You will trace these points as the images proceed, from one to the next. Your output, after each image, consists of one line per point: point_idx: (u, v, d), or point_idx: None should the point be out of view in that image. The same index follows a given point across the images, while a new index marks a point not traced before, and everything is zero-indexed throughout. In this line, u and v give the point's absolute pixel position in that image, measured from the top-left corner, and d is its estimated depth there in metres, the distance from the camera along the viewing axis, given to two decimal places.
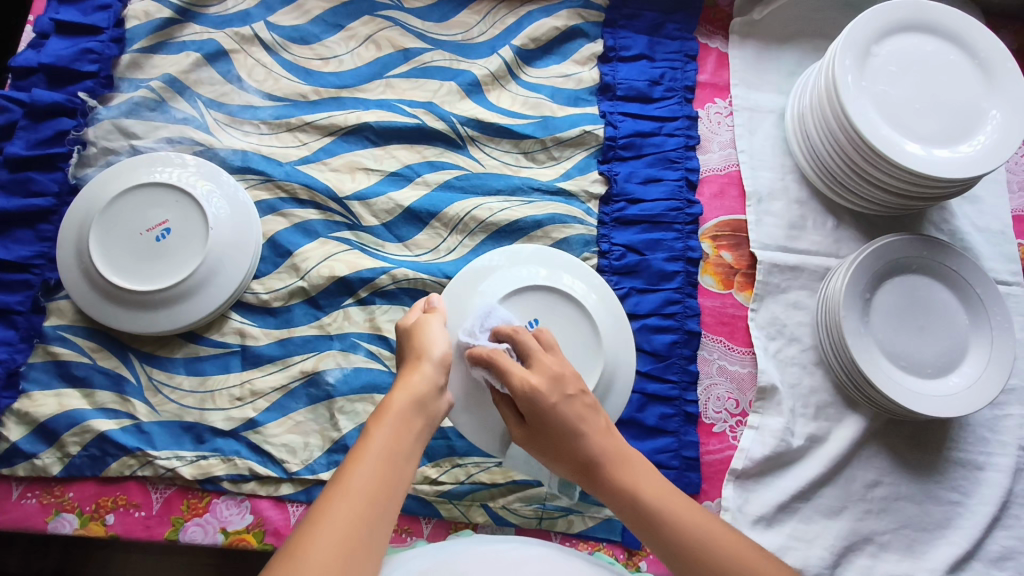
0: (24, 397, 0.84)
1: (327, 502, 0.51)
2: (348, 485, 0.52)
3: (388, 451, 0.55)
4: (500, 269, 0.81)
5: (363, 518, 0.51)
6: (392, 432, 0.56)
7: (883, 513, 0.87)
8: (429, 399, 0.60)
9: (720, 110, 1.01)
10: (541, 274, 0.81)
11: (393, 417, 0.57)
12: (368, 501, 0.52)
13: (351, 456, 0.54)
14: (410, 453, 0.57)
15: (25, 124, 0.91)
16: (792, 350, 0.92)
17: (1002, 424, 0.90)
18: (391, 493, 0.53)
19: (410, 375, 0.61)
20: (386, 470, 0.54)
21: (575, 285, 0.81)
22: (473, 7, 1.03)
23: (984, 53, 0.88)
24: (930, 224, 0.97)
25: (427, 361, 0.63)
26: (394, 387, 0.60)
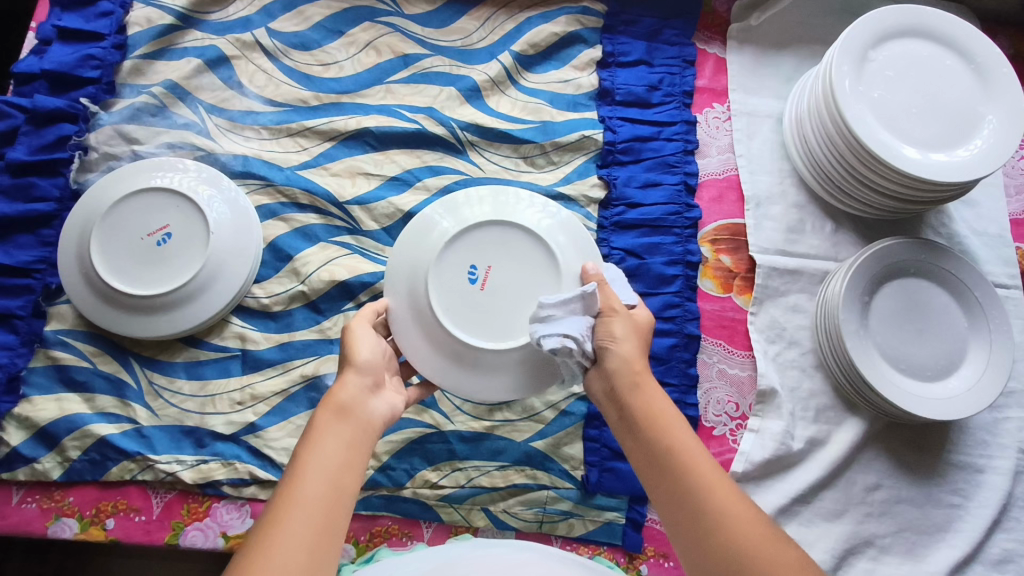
0: (24, 401, 0.84)
1: (265, 528, 0.51)
2: (287, 510, 0.52)
3: (325, 466, 0.56)
4: (489, 199, 0.75)
5: (309, 541, 0.51)
6: (328, 447, 0.58)
7: (884, 516, 0.87)
8: (356, 407, 0.63)
9: (718, 115, 1.02)
10: (487, 211, 0.74)
11: (323, 433, 0.59)
12: (310, 519, 0.52)
13: (287, 479, 0.55)
14: (352, 464, 0.58)
15: (26, 129, 0.91)
16: (791, 354, 0.93)
17: (1002, 427, 0.90)
18: (335, 509, 0.54)
19: (335, 388, 0.64)
20: (326, 482, 0.55)
21: (529, 211, 0.75)
22: (472, 14, 1.04)
23: (979, 58, 0.89)
24: (927, 227, 0.97)
25: (353, 367, 0.66)
26: (320, 405, 0.62)
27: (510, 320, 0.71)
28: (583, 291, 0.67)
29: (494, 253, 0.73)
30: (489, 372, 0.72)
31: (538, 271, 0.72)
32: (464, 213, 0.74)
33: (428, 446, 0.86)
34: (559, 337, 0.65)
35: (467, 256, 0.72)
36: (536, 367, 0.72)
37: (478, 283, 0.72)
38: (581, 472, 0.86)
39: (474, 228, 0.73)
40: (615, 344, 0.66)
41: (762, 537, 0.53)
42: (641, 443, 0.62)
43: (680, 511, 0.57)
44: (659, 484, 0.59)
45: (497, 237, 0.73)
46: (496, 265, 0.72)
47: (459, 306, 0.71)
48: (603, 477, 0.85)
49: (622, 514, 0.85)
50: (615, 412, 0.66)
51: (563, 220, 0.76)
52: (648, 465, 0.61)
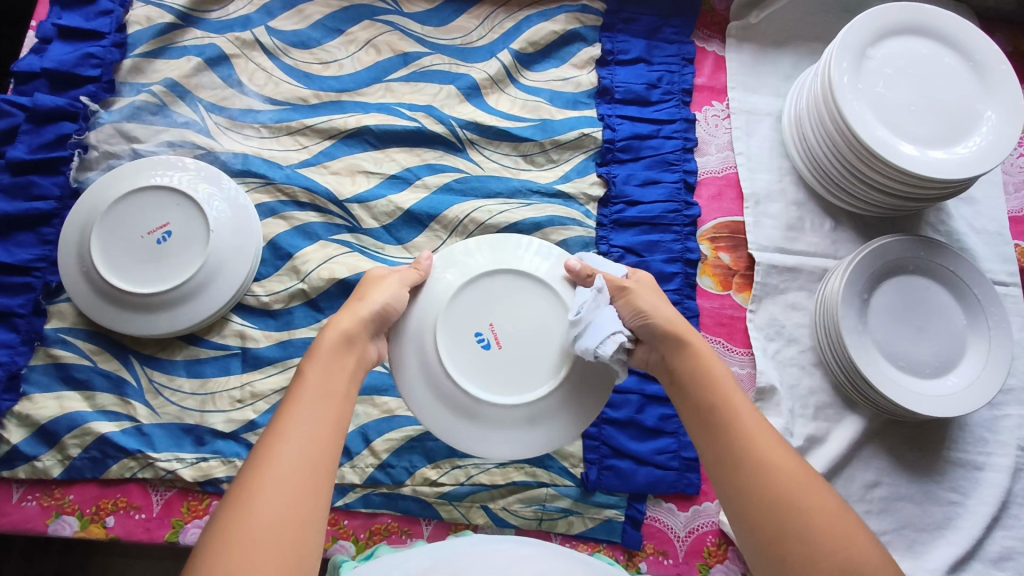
0: (24, 400, 0.84)
1: (269, 442, 0.53)
2: (291, 426, 0.54)
3: (324, 389, 0.58)
4: (490, 250, 0.74)
5: (314, 456, 0.53)
6: (328, 372, 0.60)
7: (882, 513, 0.87)
8: (357, 338, 0.64)
9: (717, 113, 1.02)
10: (492, 262, 0.73)
11: (324, 359, 0.61)
12: (313, 436, 0.54)
13: (290, 399, 0.57)
14: (348, 391, 0.60)
15: (26, 128, 0.91)
16: (790, 351, 0.93)
17: (1001, 424, 0.90)
18: (335, 429, 0.56)
19: (338, 316, 0.65)
20: (325, 406, 0.57)
21: (535, 261, 0.73)
22: (472, 12, 1.04)
23: (978, 56, 0.89)
24: (926, 225, 0.97)
25: (358, 302, 0.67)
26: (321, 331, 0.63)
27: (522, 379, 0.70)
28: (597, 286, 0.68)
29: (502, 310, 0.71)
30: (499, 430, 0.70)
31: (547, 330, 0.70)
32: (468, 263, 0.73)
33: (428, 443, 0.86)
34: (611, 336, 0.66)
35: (475, 312, 0.71)
36: (545, 423, 0.70)
37: (490, 344, 0.70)
38: (580, 470, 0.86)
39: (480, 279, 0.72)
40: (653, 312, 0.68)
41: (805, 486, 0.54)
42: (689, 401, 0.63)
43: (725, 463, 0.58)
44: (705, 438, 0.61)
45: (504, 288, 0.72)
46: (505, 324, 0.71)
47: (469, 365, 0.70)
48: (603, 475, 0.85)
49: (622, 511, 0.85)
50: (665, 374, 0.67)
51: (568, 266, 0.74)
52: (698, 422, 0.62)
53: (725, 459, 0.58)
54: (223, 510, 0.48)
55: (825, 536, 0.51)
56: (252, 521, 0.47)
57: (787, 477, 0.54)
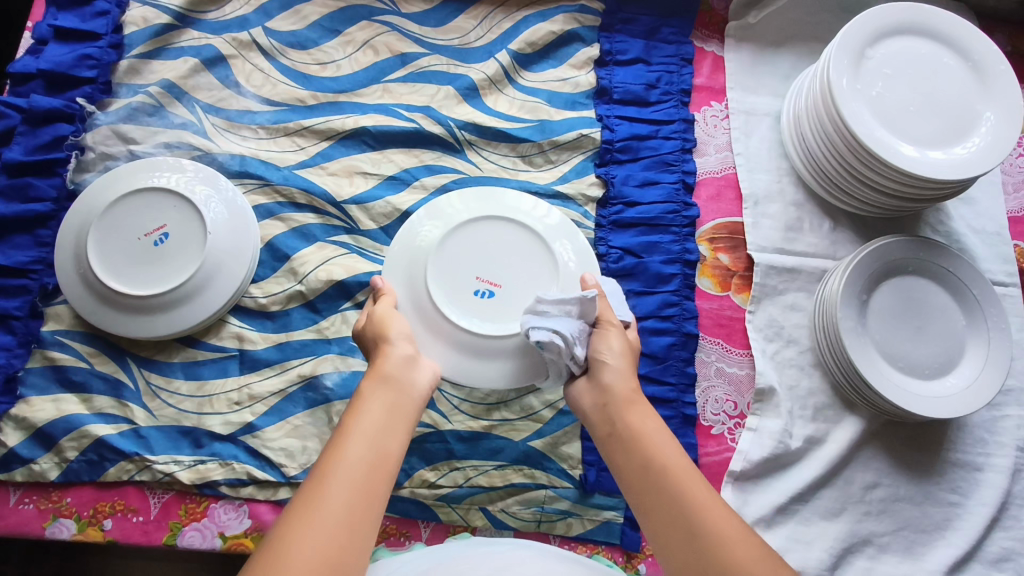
0: (21, 402, 0.84)
1: (314, 485, 0.53)
2: (335, 468, 0.54)
3: (370, 430, 0.58)
4: (485, 200, 0.81)
5: (357, 500, 0.52)
6: (373, 413, 0.59)
7: (881, 514, 0.87)
8: (399, 378, 0.64)
9: (716, 113, 1.01)
10: (480, 211, 0.80)
11: (369, 401, 0.61)
12: (357, 478, 0.54)
13: (335, 440, 0.57)
14: (396, 430, 0.60)
15: (23, 129, 0.91)
16: (789, 352, 0.93)
17: (1000, 425, 0.90)
18: (381, 470, 0.55)
19: (380, 361, 0.65)
20: (371, 448, 0.56)
21: (522, 210, 0.80)
22: (469, 12, 1.03)
23: (977, 56, 0.88)
24: (925, 225, 0.97)
25: (394, 344, 0.67)
26: (364, 376, 0.64)
27: (511, 311, 0.75)
28: (581, 296, 0.68)
29: (490, 253, 0.77)
30: (491, 358, 0.74)
31: (534, 267, 0.77)
32: (456, 211, 0.80)
33: (426, 445, 0.86)
34: (548, 331, 0.67)
35: (464, 253, 0.77)
36: (534, 353, 0.75)
37: (489, 292, 0.75)
38: (579, 472, 0.86)
39: (472, 223, 0.78)
40: (609, 356, 0.68)
41: (751, 551, 0.52)
42: (631, 457, 0.62)
43: (667, 530, 0.56)
44: (647, 497, 0.59)
45: (497, 230, 0.78)
46: (495, 265, 0.77)
47: (460, 299, 0.75)
48: (602, 477, 0.85)
49: (620, 513, 0.85)
50: (605, 426, 0.65)
51: (553, 220, 0.81)
52: (637, 483, 0.60)
53: (666, 526, 0.56)
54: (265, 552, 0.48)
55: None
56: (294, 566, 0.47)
57: (735, 542, 0.53)
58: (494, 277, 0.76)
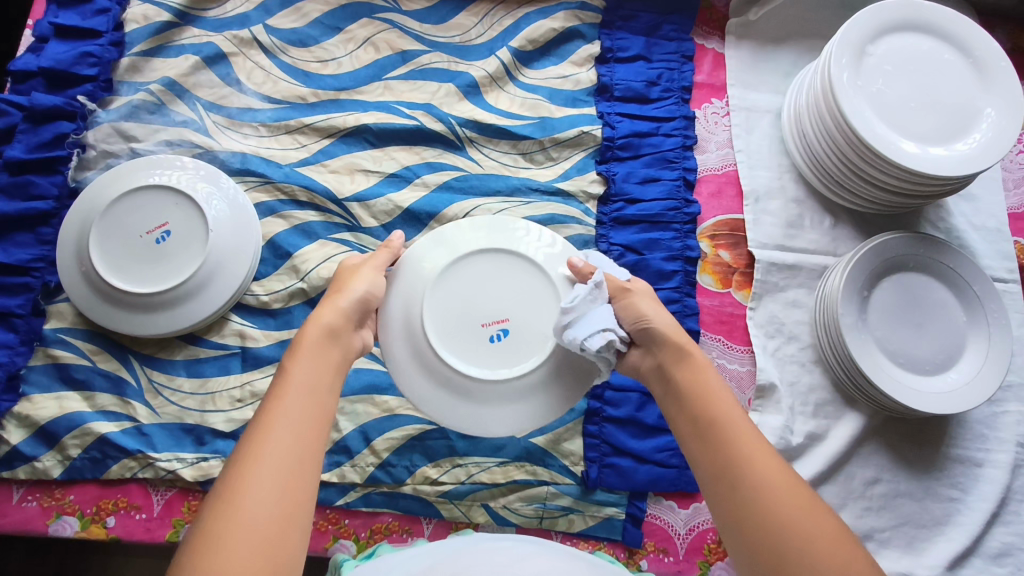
0: (24, 400, 0.84)
1: (256, 437, 0.53)
2: (275, 419, 0.54)
3: (308, 384, 0.58)
4: (485, 231, 0.75)
5: (298, 453, 0.53)
6: (310, 367, 0.60)
7: (882, 510, 0.87)
8: (340, 329, 0.64)
9: (717, 110, 1.02)
10: (476, 241, 0.74)
11: (307, 353, 0.61)
12: (296, 432, 0.55)
13: (275, 392, 0.57)
14: (332, 385, 0.60)
15: (24, 127, 0.91)
16: (790, 349, 0.93)
17: (1000, 421, 0.91)
18: (319, 423, 0.57)
19: (320, 310, 0.65)
20: (310, 399, 0.57)
21: (520, 237, 0.75)
22: (470, 9, 1.03)
23: (978, 52, 0.88)
24: (926, 222, 0.97)
25: (343, 296, 0.67)
26: (303, 325, 0.63)
27: (514, 355, 0.70)
28: (593, 282, 0.67)
29: (489, 289, 0.72)
30: (501, 404, 0.71)
31: (536, 299, 0.72)
32: (457, 242, 0.74)
33: (428, 442, 0.86)
34: (600, 332, 0.66)
35: (463, 292, 0.72)
36: (541, 396, 0.71)
37: (499, 333, 0.71)
38: (581, 468, 0.86)
39: (471, 257, 0.73)
40: (653, 320, 0.68)
41: (804, 507, 0.53)
42: (686, 412, 0.63)
43: (719, 474, 0.58)
44: (700, 449, 0.60)
45: (497, 266, 0.73)
46: (496, 302, 0.72)
47: (463, 344, 0.71)
48: (603, 473, 0.86)
49: (622, 509, 0.85)
50: (660, 384, 0.67)
51: (549, 239, 0.76)
52: (691, 431, 0.62)
53: (717, 470, 0.58)
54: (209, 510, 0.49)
55: (825, 558, 0.50)
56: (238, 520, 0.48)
57: (788, 494, 0.54)
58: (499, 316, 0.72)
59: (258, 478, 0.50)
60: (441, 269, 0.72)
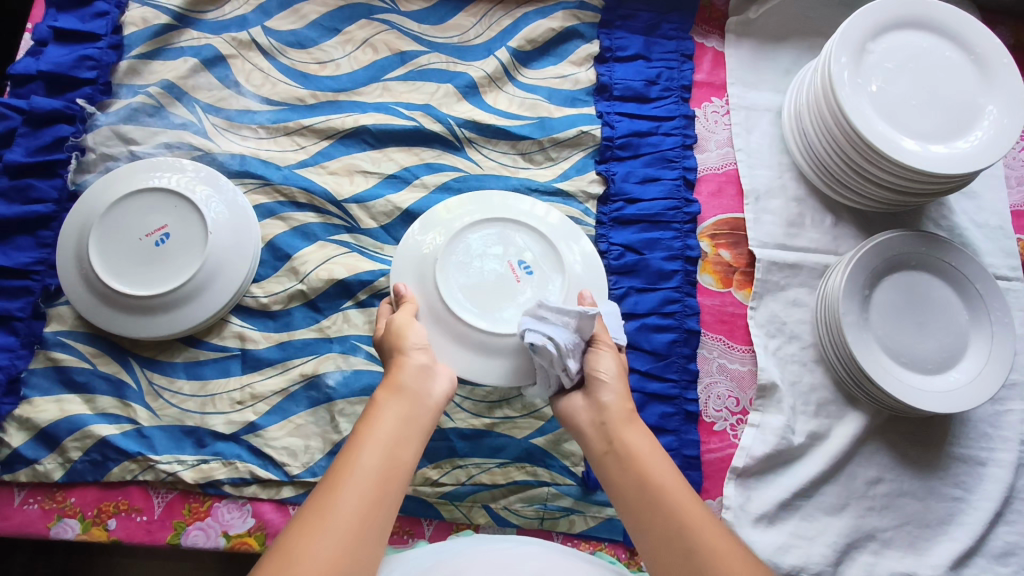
0: (25, 403, 0.84)
1: (326, 492, 0.54)
2: (349, 477, 0.55)
3: (383, 441, 0.58)
4: (484, 205, 0.83)
5: (363, 510, 0.53)
6: (387, 425, 0.60)
7: (885, 510, 0.87)
8: (415, 389, 0.64)
9: (717, 109, 1.01)
10: (482, 211, 0.82)
11: (383, 411, 0.61)
12: (365, 492, 0.54)
13: (351, 445, 0.58)
14: (409, 444, 0.60)
15: (24, 131, 0.91)
16: (791, 348, 0.92)
17: (1003, 420, 0.90)
18: (391, 481, 0.56)
19: (397, 369, 0.65)
20: (386, 458, 0.57)
21: (467, 214, 0.81)
22: (469, 10, 1.03)
23: (979, 48, 0.88)
24: (928, 220, 0.97)
25: (414, 354, 0.67)
26: (381, 383, 0.64)
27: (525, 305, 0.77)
28: (583, 312, 0.69)
29: (497, 250, 0.80)
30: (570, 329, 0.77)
31: (539, 252, 0.80)
32: (464, 213, 0.81)
33: (428, 443, 0.86)
34: (542, 335, 0.69)
35: (472, 260, 0.78)
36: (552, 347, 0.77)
37: (524, 273, 0.79)
38: (581, 469, 0.86)
39: (477, 226, 0.80)
40: (607, 376, 0.68)
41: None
42: (628, 476, 0.62)
43: (662, 541, 0.57)
44: (643, 517, 0.59)
45: (504, 231, 0.81)
46: (496, 259, 0.79)
47: (480, 299, 0.77)
48: None
49: None
50: (602, 444, 0.65)
51: (482, 198, 0.84)
52: (632, 498, 0.61)
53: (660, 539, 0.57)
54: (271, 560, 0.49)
55: None
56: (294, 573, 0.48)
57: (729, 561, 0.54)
58: (515, 268, 0.79)
59: (321, 531, 0.51)
60: (438, 274, 0.77)
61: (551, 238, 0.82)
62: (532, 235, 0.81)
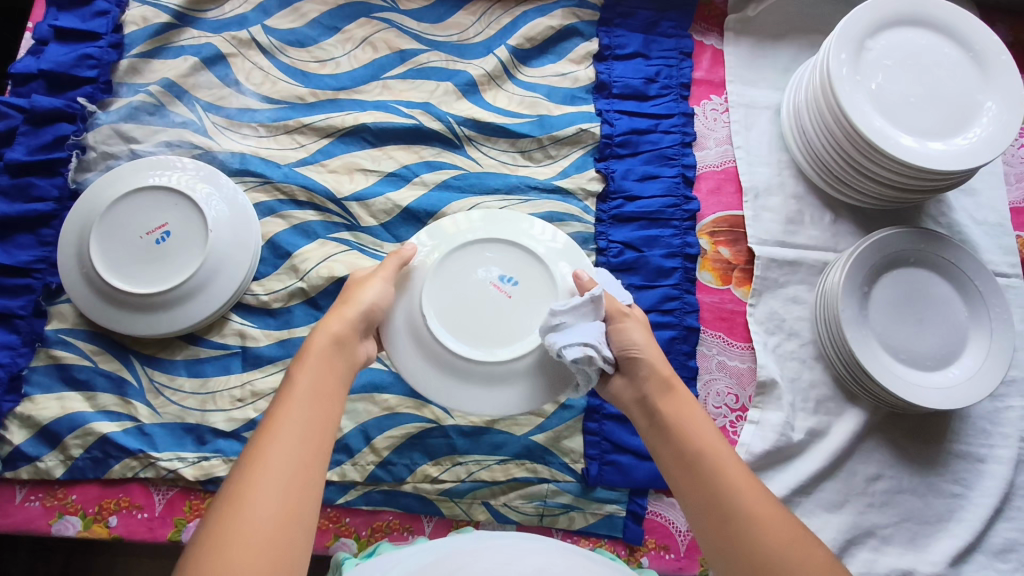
0: (26, 401, 0.85)
1: (259, 443, 0.54)
2: (281, 425, 0.55)
3: (315, 389, 0.59)
4: (478, 222, 0.76)
5: (302, 452, 0.54)
6: (317, 376, 0.60)
7: (885, 506, 0.87)
8: (345, 341, 0.65)
9: (716, 106, 1.01)
10: (476, 229, 0.75)
11: (313, 363, 0.61)
12: (300, 438, 0.55)
13: (280, 399, 0.58)
14: (338, 392, 0.61)
15: (25, 130, 0.91)
16: (791, 345, 0.92)
17: (1003, 416, 0.90)
18: (325, 424, 0.58)
19: (326, 321, 0.65)
20: (316, 406, 0.58)
21: (464, 227, 0.76)
22: (468, 8, 1.03)
23: (978, 46, 0.88)
24: (927, 217, 0.97)
25: (352, 306, 0.67)
26: (310, 335, 0.64)
27: (514, 335, 0.71)
28: (592, 295, 0.67)
29: (486, 272, 0.73)
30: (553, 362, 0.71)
31: (536, 276, 0.73)
32: (456, 228, 0.75)
33: (428, 440, 0.86)
34: (580, 346, 0.65)
35: (458, 283, 0.73)
36: (540, 379, 0.71)
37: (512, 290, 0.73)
38: (581, 466, 0.86)
39: (469, 246, 0.74)
40: (640, 349, 0.68)
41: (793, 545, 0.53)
42: (672, 448, 0.63)
43: (710, 510, 0.58)
44: (688, 486, 0.60)
45: (497, 252, 0.74)
46: (484, 280, 0.73)
47: (467, 327, 0.71)
48: (604, 470, 0.86)
49: (623, 507, 0.85)
50: (645, 418, 0.66)
51: (485, 212, 0.77)
52: (677, 469, 0.62)
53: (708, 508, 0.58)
54: (215, 512, 0.49)
55: None
56: (241, 518, 0.48)
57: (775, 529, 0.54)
58: (512, 288, 0.73)
59: (263, 477, 0.51)
60: (421, 305, 0.71)
61: (553, 264, 0.73)
62: (524, 253, 0.74)
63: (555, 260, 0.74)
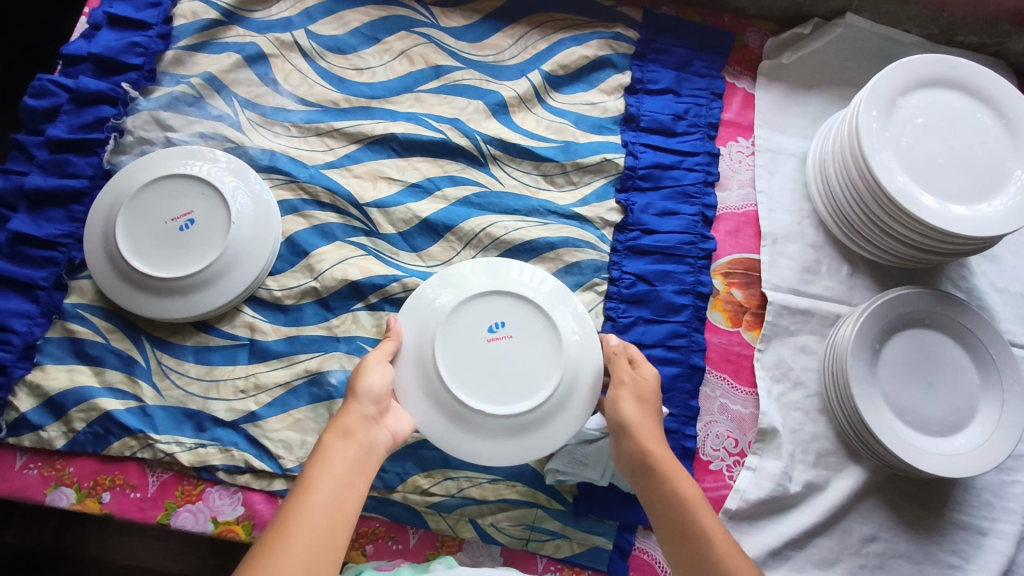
0: (37, 369, 0.87)
1: (273, 538, 0.57)
2: (296, 521, 0.59)
3: (332, 486, 0.63)
4: (471, 278, 0.81)
5: (312, 550, 0.58)
6: (335, 469, 0.64)
7: (877, 569, 0.85)
8: (362, 430, 0.68)
9: (742, 149, 1.02)
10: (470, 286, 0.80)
11: (331, 455, 0.65)
12: (312, 535, 0.58)
13: (298, 490, 0.62)
14: (355, 485, 0.64)
15: (68, 109, 0.95)
16: (795, 395, 0.92)
17: (1008, 490, 0.88)
18: (339, 520, 0.61)
19: (344, 414, 0.69)
20: (331, 502, 0.62)
21: (468, 281, 0.81)
22: (507, 31, 1.05)
23: (1011, 114, 0.88)
24: (946, 280, 0.96)
25: (357, 397, 0.70)
26: (327, 427, 0.68)
27: (522, 383, 0.76)
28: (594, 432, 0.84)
29: (485, 325, 0.78)
30: (550, 415, 0.77)
31: (532, 323, 0.79)
32: (454, 287, 0.81)
33: (422, 452, 0.86)
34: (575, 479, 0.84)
35: (462, 339, 0.77)
36: (552, 425, 0.77)
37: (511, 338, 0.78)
38: (572, 493, 0.86)
39: (467, 303, 0.79)
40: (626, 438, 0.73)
41: None
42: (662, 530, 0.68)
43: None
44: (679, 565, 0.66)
45: (494, 306, 0.79)
46: (484, 332, 0.78)
47: (477, 381, 0.76)
48: (593, 501, 0.85)
49: (610, 541, 0.84)
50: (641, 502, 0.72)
51: (497, 266, 0.83)
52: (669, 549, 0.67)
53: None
54: None
55: None
56: None
57: None
58: (513, 333, 0.78)
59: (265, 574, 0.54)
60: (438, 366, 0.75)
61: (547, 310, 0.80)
62: (519, 303, 0.80)
63: (550, 306, 0.80)
